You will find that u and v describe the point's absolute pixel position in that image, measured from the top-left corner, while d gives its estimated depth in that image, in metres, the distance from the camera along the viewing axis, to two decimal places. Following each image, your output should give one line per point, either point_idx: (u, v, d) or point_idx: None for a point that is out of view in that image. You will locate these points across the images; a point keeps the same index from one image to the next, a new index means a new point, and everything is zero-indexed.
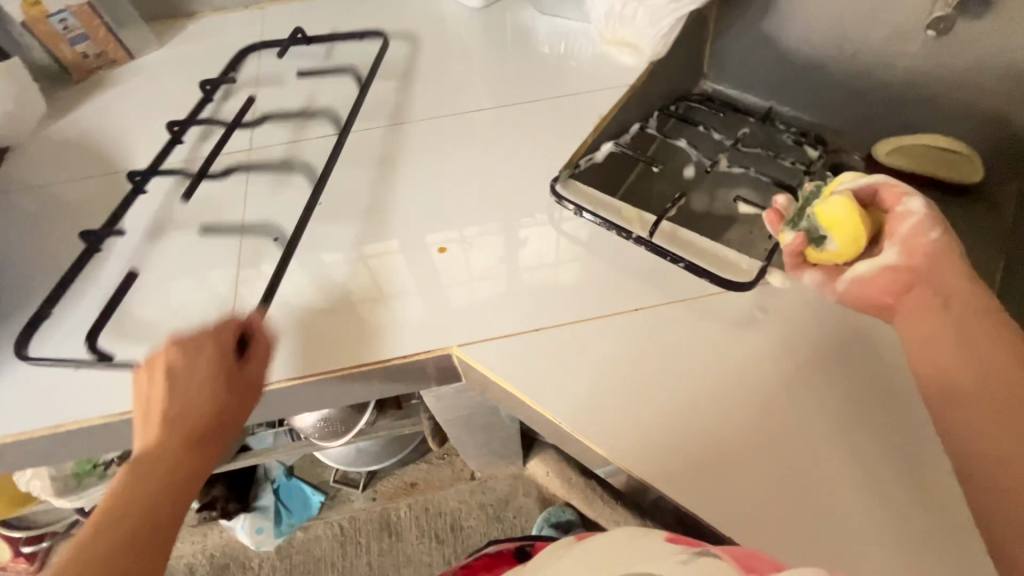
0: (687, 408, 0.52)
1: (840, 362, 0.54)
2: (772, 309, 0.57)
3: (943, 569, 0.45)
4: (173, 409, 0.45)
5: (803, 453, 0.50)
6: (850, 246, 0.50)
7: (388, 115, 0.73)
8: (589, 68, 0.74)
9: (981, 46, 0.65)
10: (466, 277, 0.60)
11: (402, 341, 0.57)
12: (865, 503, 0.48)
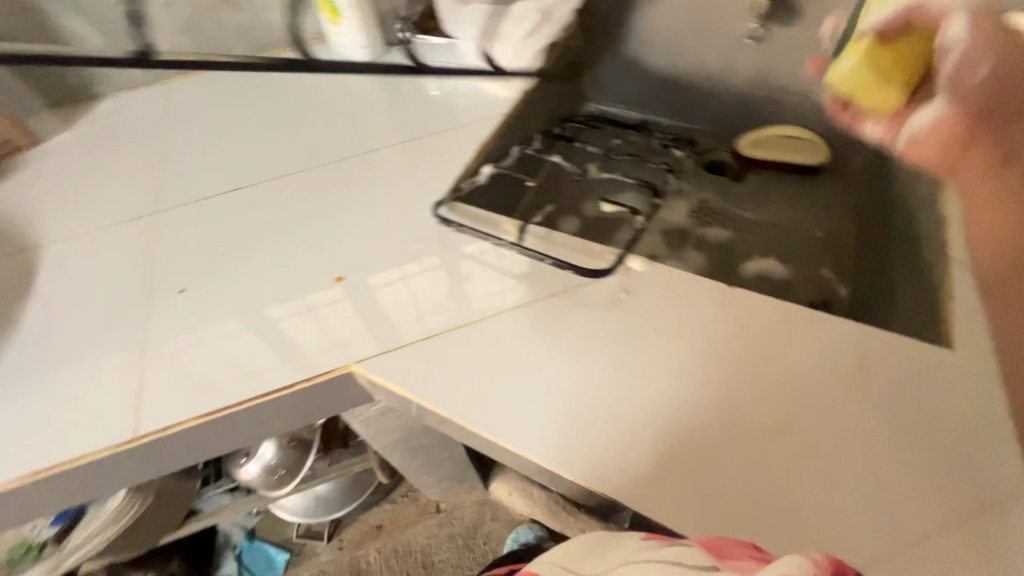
0: (588, 393, 0.51)
1: (724, 329, 0.53)
2: (635, 290, 0.55)
3: (865, 518, 0.43)
4: None
5: (713, 421, 0.48)
6: (885, 105, 0.57)
7: (291, 163, 0.78)
8: (471, 102, 0.79)
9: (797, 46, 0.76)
10: (362, 300, 0.62)
11: (306, 365, 0.59)
12: (779, 462, 0.46)
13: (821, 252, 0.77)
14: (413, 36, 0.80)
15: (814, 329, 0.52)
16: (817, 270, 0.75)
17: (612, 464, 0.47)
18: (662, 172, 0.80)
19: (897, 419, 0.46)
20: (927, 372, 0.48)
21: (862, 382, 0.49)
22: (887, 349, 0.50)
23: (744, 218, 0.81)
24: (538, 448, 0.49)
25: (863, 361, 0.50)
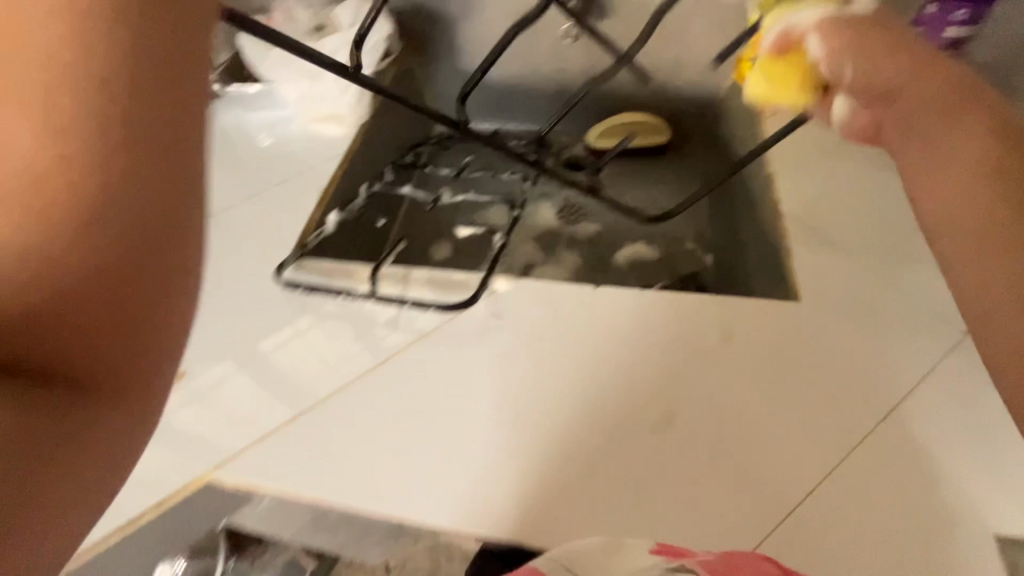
0: (479, 433, 0.48)
1: (598, 331, 0.52)
2: (506, 312, 0.53)
3: (768, 485, 0.44)
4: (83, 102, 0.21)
5: (609, 429, 0.47)
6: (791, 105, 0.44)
7: None
8: (301, 147, 0.72)
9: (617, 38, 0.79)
10: (206, 392, 0.53)
11: (147, 491, 0.48)
12: (680, 454, 0.45)
13: (682, 225, 0.80)
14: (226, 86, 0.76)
15: (680, 311, 0.52)
16: (681, 243, 0.78)
17: (529, 501, 0.45)
18: (518, 184, 0.80)
19: (771, 380, 0.48)
20: (786, 325, 0.51)
21: (734, 351, 0.50)
22: (747, 314, 0.51)
23: (607, 209, 0.82)
24: (441, 510, 0.45)
25: (730, 333, 0.51)
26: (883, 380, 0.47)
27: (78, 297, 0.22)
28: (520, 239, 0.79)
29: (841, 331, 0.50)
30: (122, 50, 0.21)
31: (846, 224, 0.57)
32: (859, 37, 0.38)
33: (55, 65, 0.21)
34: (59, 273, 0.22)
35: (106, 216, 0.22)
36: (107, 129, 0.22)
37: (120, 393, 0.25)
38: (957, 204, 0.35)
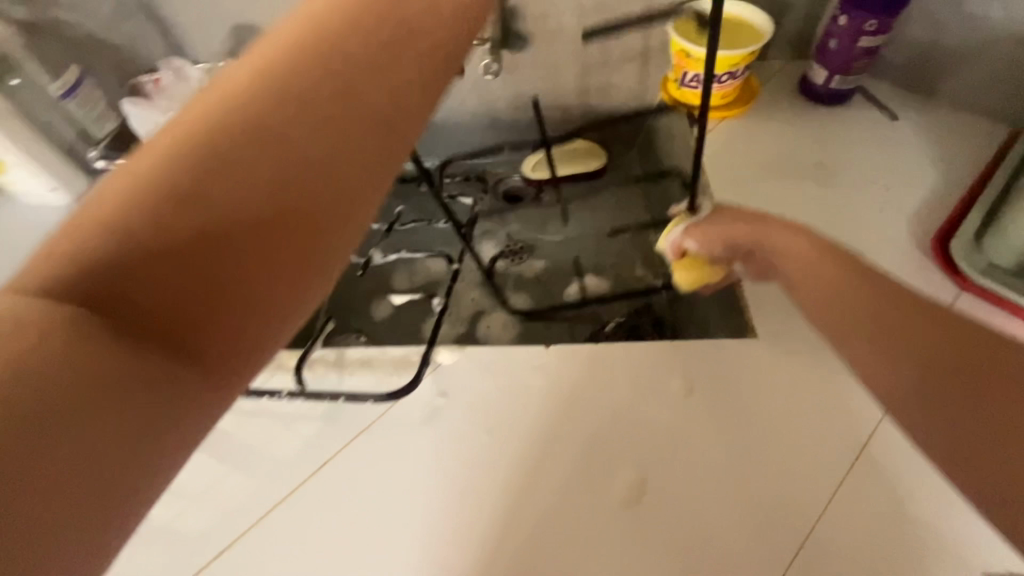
0: (436, 539, 0.42)
1: (555, 398, 0.48)
2: (452, 389, 0.49)
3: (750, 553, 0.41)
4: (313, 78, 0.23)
5: (578, 515, 0.43)
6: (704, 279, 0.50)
7: None
8: None
9: (539, 65, 0.76)
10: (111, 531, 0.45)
11: None
12: (656, 531, 0.42)
13: (629, 250, 0.77)
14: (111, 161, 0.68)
15: (640, 365, 0.49)
16: (631, 270, 0.75)
17: None
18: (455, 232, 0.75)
19: (742, 431, 0.45)
20: (747, 367, 0.48)
21: (700, 403, 0.47)
22: (706, 359, 0.49)
23: (550, 243, 0.79)
24: None
25: (690, 386, 0.48)
26: (848, 414, 0.46)
27: (256, 222, 0.20)
28: (464, 286, 0.74)
29: (801, 362, 0.48)
30: (368, 52, 0.24)
31: None
32: (719, 224, 0.45)
33: (324, 46, 0.23)
34: (252, 195, 0.20)
35: (303, 146, 0.22)
36: (336, 79, 0.23)
37: (240, 354, 0.20)
38: (823, 297, 0.37)
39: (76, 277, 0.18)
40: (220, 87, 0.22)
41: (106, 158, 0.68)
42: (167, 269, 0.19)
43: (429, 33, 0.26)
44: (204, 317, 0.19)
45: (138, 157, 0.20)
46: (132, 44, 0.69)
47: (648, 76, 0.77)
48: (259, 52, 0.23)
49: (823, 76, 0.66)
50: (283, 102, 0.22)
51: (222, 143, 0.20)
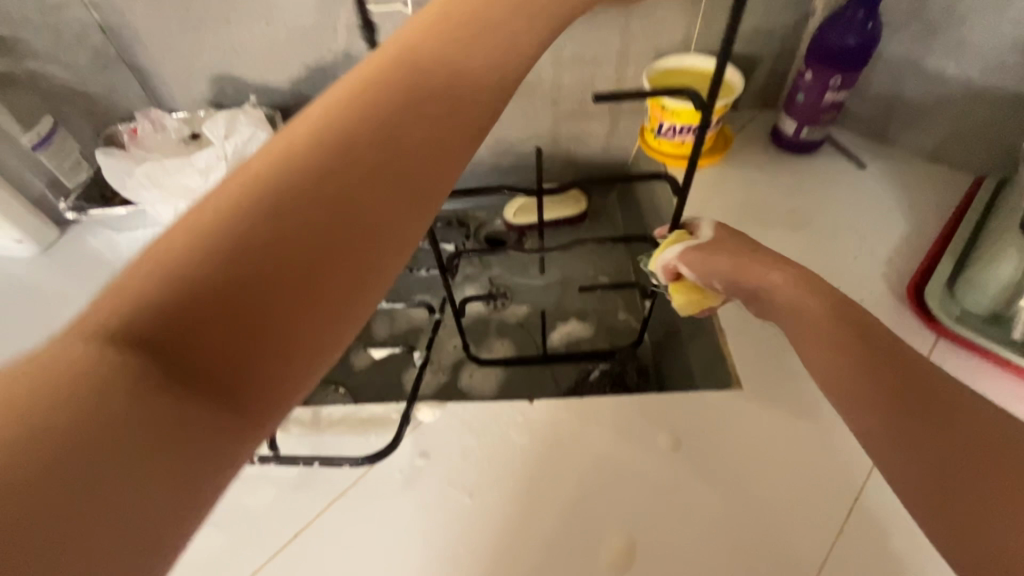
0: None
1: (537, 453, 0.47)
2: (433, 448, 0.47)
3: None
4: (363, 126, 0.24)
5: None
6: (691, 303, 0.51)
7: None
8: None
9: (519, 116, 0.77)
10: None
11: None
12: None
13: (612, 297, 0.77)
14: (85, 211, 0.67)
15: (626, 419, 0.48)
16: (613, 317, 0.75)
17: None
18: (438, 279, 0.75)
19: (730, 488, 0.44)
20: (732, 420, 0.47)
21: (686, 458, 0.46)
22: (690, 411, 0.48)
23: (532, 289, 0.79)
24: None
25: (677, 440, 0.47)
26: (837, 467, 0.45)
27: (308, 261, 0.21)
28: (445, 334, 0.72)
29: (786, 413, 0.48)
30: (415, 97, 0.25)
31: None
32: (706, 259, 0.46)
33: (373, 96, 0.24)
34: (301, 240, 0.21)
35: (350, 193, 0.22)
36: (383, 125, 0.24)
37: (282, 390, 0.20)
38: (830, 362, 0.36)
39: (147, 309, 0.18)
40: (281, 137, 0.23)
41: (79, 209, 0.67)
42: (228, 305, 0.19)
43: (472, 77, 0.27)
44: (252, 354, 0.19)
45: (205, 206, 0.21)
46: (109, 92, 0.68)
47: (625, 125, 0.79)
48: (328, 99, 0.24)
49: (792, 127, 0.68)
50: (347, 150, 0.23)
51: (279, 194, 0.21)
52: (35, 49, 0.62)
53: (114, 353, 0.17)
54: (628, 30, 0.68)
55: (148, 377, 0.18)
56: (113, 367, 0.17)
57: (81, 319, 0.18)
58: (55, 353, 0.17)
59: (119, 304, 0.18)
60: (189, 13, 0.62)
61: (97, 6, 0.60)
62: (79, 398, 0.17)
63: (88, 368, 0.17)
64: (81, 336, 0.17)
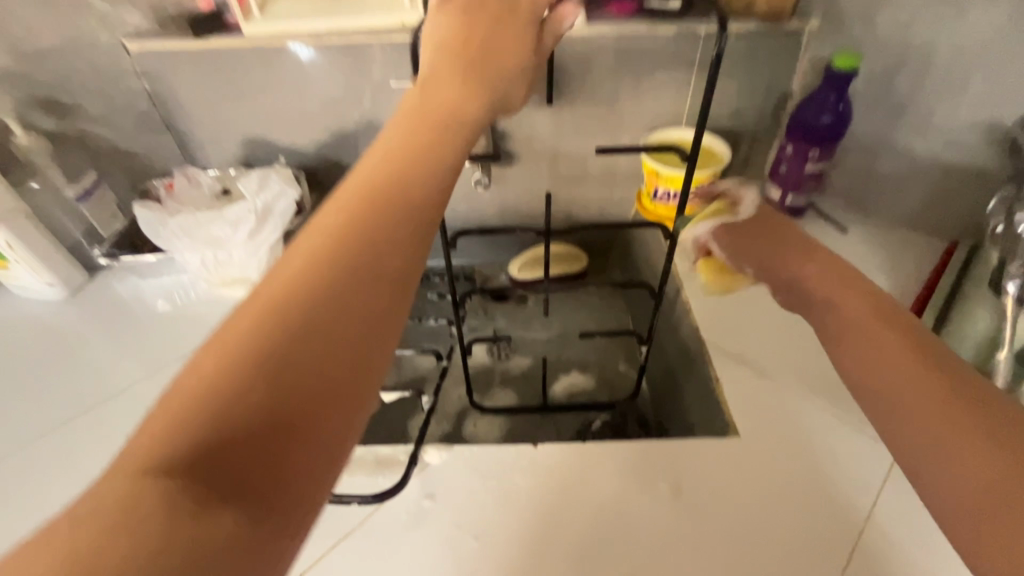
0: None
1: (542, 495, 0.48)
2: (440, 491, 0.48)
3: None
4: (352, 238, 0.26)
5: None
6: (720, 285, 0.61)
7: None
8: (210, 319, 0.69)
9: (525, 180, 0.83)
10: None
11: None
12: None
13: (613, 348, 0.80)
14: (116, 258, 0.71)
15: (629, 465, 0.50)
16: (615, 368, 0.78)
17: None
18: (445, 328, 0.78)
19: (733, 534, 0.45)
20: (729, 466, 0.49)
21: (687, 504, 0.47)
22: (690, 457, 0.50)
23: (536, 340, 0.81)
24: None
25: (678, 486, 0.48)
26: (837, 515, 0.46)
27: (314, 375, 0.22)
28: (450, 383, 0.75)
29: (782, 461, 0.49)
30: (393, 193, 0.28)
31: (760, 347, 0.60)
32: (739, 238, 0.52)
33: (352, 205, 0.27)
34: (307, 356, 0.22)
35: (344, 299, 0.24)
36: (366, 230, 0.26)
37: (305, 502, 0.21)
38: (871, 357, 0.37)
39: (171, 451, 0.20)
40: (274, 269, 0.25)
41: (110, 255, 0.72)
42: (244, 432, 0.20)
43: (439, 159, 0.30)
44: (271, 473, 0.21)
45: (211, 349, 0.22)
46: (149, 152, 0.74)
47: (623, 190, 0.86)
48: (320, 218, 0.26)
49: (778, 194, 0.74)
50: (338, 264, 0.25)
51: (278, 318, 0.23)
52: (89, 113, 0.69)
53: (143, 492, 0.18)
54: (625, 107, 0.75)
55: (178, 507, 0.19)
56: (141, 508, 0.18)
57: (122, 462, 0.20)
58: (90, 506, 0.18)
59: (144, 452, 0.19)
60: (231, 84, 0.69)
61: (149, 77, 0.68)
62: (112, 543, 0.18)
63: (118, 513, 0.18)
64: (111, 490, 0.19)
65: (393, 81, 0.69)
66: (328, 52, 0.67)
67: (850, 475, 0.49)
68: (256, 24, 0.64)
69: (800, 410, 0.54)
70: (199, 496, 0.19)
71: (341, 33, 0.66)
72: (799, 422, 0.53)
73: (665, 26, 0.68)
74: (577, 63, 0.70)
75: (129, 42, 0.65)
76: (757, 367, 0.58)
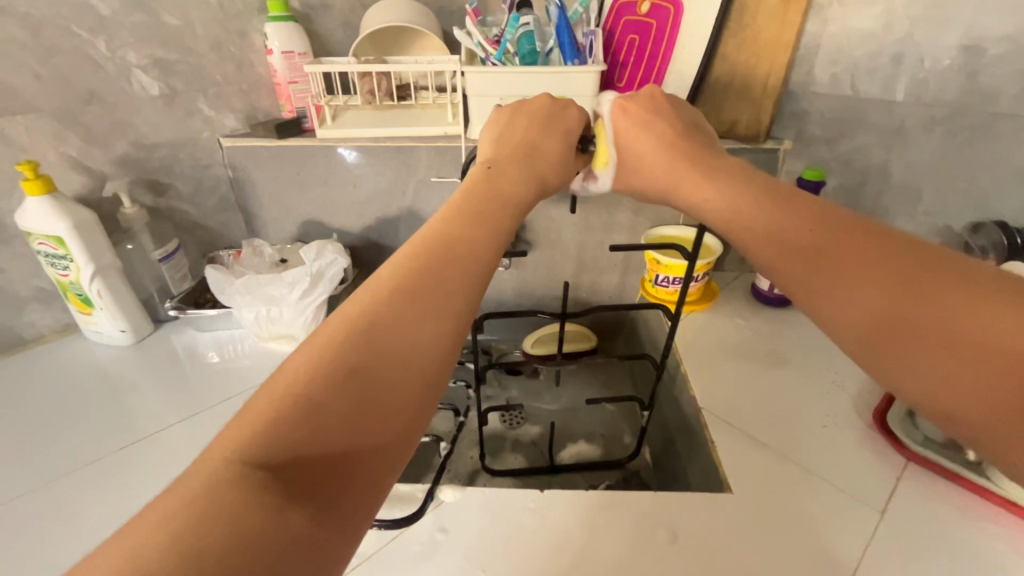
0: None
1: (549, 535, 0.51)
2: (452, 524, 0.52)
3: None
4: (386, 301, 0.35)
5: None
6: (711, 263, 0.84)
7: (35, 480, 0.64)
8: (256, 368, 0.79)
9: (542, 264, 0.94)
10: None
11: None
12: None
13: (618, 421, 0.85)
14: (184, 311, 0.80)
15: (627, 511, 0.54)
16: (620, 440, 0.83)
17: None
18: (463, 392, 0.85)
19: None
20: (723, 518, 0.53)
21: (683, 550, 0.50)
22: (686, 508, 0.54)
23: (546, 411, 0.87)
24: None
25: (673, 533, 0.52)
26: (821, 567, 0.49)
27: (363, 409, 0.31)
28: (464, 445, 0.80)
29: (772, 516, 0.54)
30: (421, 265, 0.37)
31: (752, 414, 0.65)
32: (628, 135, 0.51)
33: (388, 277, 0.36)
34: (354, 386, 0.31)
35: (383, 343, 0.33)
36: (400, 294, 0.35)
37: (354, 497, 0.29)
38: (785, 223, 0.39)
39: (262, 451, 0.28)
40: (329, 323, 0.34)
41: (178, 308, 0.81)
42: (312, 445, 0.29)
43: (459, 236, 0.40)
44: (331, 478, 0.29)
45: (284, 381, 0.31)
46: (221, 227, 0.88)
47: (629, 276, 0.96)
48: (365, 288, 0.36)
49: (767, 283, 0.83)
50: (385, 326, 0.34)
51: (337, 359, 0.32)
52: (180, 193, 0.83)
53: (241, 479, 0.26)
54: (630, 205, 0.87)
55: (268, 493, 0.27)
56: (241, 485, 0.26)
57: (228, 449, 0.28)
58: (203, 484, 0.26)
59: (240, 450, 0.28)
60: (299, 175, 0.83)
61: (234, 166, 0.82)
62: (221, 513, 0.25)
63: (225, 492, 0.26)
64: (218, 475, 0.27)
65: (434, 177, 0.83)
66: (385, 152, 0.81)
67: (840, 531, 0.52)
68: (329, 127, 0.79)
69: (790, 471, 0.58)
70: (280, 488, 0.27)
71: (395, 137, 0.80)
72: (787, 480, 0.57)
73: None
74: None
75: (224, 139, 0.80)
76: (746, 431, 0.63)
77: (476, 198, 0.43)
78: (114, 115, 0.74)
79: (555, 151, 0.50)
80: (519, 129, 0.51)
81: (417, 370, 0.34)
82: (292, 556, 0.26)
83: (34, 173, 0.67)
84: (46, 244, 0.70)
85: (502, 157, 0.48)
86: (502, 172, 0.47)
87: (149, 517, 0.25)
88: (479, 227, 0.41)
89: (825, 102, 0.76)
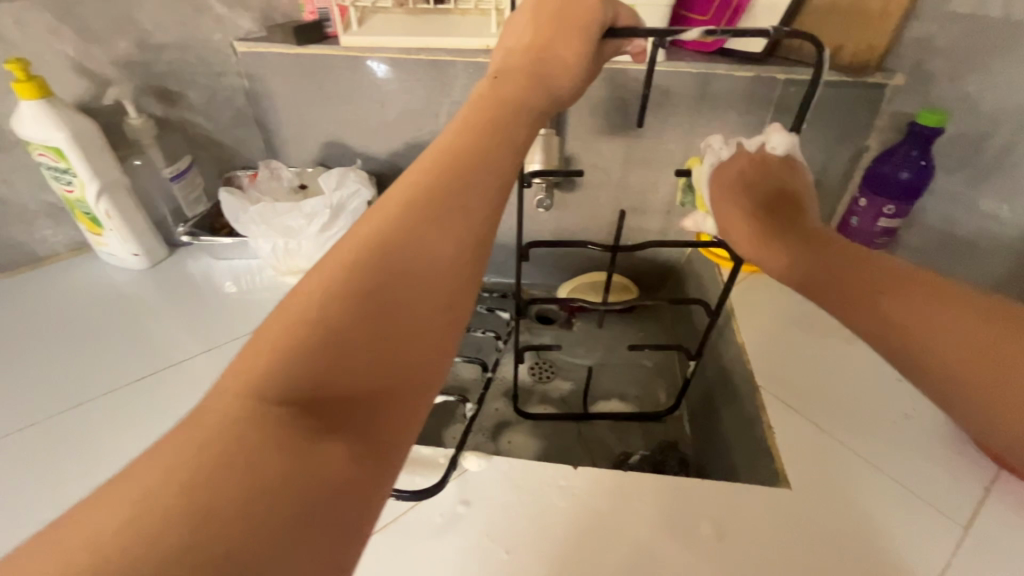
0: None
1: (583, 517, 0.47)
2: (476, 498, 0.48)
3: None
4: (395, 218, 0.28)
5: None
6: None
7: (52, 402, 0.62)
8: (271, 301, 0.74)
9: (584, 206, 0.85)
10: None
11: None
12: None
13: (654, 379, 0.79)
14: (198, 237, 0.75)
15: (671, 495, 0.49)
16: (655, 399, 0.77)
17: None
18: (491, 341, 0.80)
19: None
20: (775, 516, 0.47)
21: (733, 549, 0.45)
22: (737, 503, 0.48)
23: (578, 365, 0.81)
24: None
25: (720, 530, 0.46)
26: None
27: (387, 337, 0.26)
28: (490, 397, 0.75)
29: (833, 517, 0.48)
30: (427, 178, 0.30)
31: (817, 397, 0.58)
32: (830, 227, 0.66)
33: (390, 197, 0.29)
34: (370, 312, 0.26)
35: (390, 263, 0.27)
36: (404, 210, 0.28)
37: (385, 437, 0.25)
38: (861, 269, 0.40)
39: (280, 382, 0.23)
40: (338, 247, 0.28)
41: (191, 234, 0.77)
42: (333, 379, 0.24)
43: (469, 142, 0.32)
44: (354, 416, 0.24)
45: (287, 312, 0.25)
46: (237, 145, 0.80)
47: (680, 224, 0.86)
48: (371, 209, 0.29)
49: None
50: (398, 242, 0.28)
51: (343, 283, 0.26)
52: (193, 105, 0.74)
53: (258, 419, 0.22)
54: (694, 145, 0.75)
55: (287, 432, 0.22)
56: (252, 426, 0.22)
57: (220, 395, 0.23)
58: (218, 423, 0.22)
59: (255, 385, 0.23)
60: (320, 89, 0.73)
61: (250, 76, 0.73)
62: (234, 460, 0.21)
63: (232, 434, 0.21)
64: (233, 414, 0.22)
65: None
66: (418, 67, 0.70)
67: (911, 544, 0.46)
68: (353, 33, 0.68)
69: (856, 469, 0.51)
70: (304, 426, 0.22)
71: (429, 48, 0.69)
72: (854, 477, 0.51)
73: (744, 71, 0.68)
74: (655, 98, 0.71)
75: (237, 43, 0.70)
76: (808, 412, 0.56)
77: (492, 104, 0.35)
78: (113, 7, 0.65)
79: (573, 51, 0.39)
80: (532, 28, 0.40)
81: (437, 291, 0.28)
82: (320, 506, 0.21)
83: (25, 74, 0.59)
84: (46, 157, 0.64)
85: (515, 65, 0.38)
86: (516, 80, 0.37)
87: (136, 472, 0.20)
88: (496, 139, 0.33)
89: (963, 27, 0.59)
